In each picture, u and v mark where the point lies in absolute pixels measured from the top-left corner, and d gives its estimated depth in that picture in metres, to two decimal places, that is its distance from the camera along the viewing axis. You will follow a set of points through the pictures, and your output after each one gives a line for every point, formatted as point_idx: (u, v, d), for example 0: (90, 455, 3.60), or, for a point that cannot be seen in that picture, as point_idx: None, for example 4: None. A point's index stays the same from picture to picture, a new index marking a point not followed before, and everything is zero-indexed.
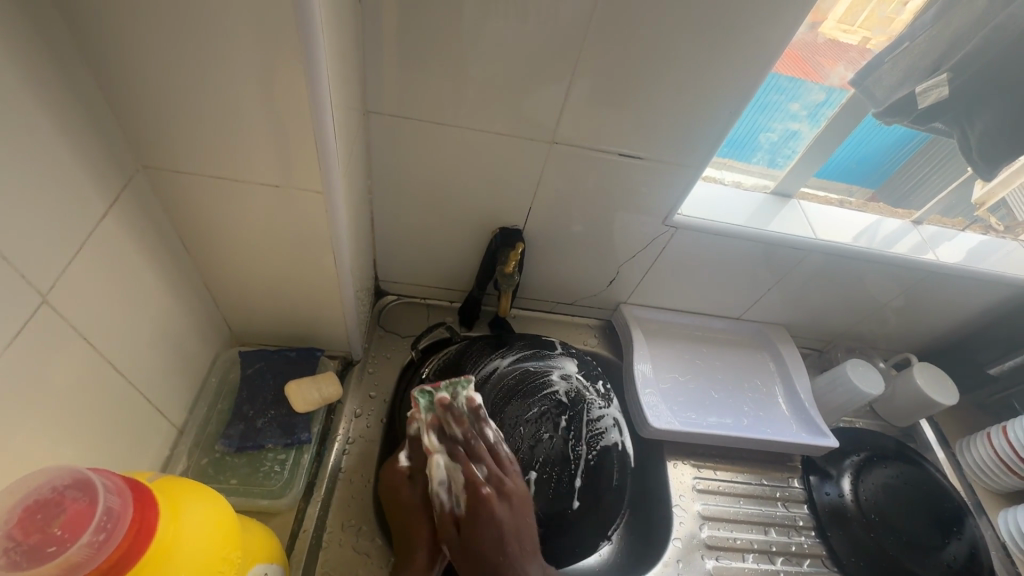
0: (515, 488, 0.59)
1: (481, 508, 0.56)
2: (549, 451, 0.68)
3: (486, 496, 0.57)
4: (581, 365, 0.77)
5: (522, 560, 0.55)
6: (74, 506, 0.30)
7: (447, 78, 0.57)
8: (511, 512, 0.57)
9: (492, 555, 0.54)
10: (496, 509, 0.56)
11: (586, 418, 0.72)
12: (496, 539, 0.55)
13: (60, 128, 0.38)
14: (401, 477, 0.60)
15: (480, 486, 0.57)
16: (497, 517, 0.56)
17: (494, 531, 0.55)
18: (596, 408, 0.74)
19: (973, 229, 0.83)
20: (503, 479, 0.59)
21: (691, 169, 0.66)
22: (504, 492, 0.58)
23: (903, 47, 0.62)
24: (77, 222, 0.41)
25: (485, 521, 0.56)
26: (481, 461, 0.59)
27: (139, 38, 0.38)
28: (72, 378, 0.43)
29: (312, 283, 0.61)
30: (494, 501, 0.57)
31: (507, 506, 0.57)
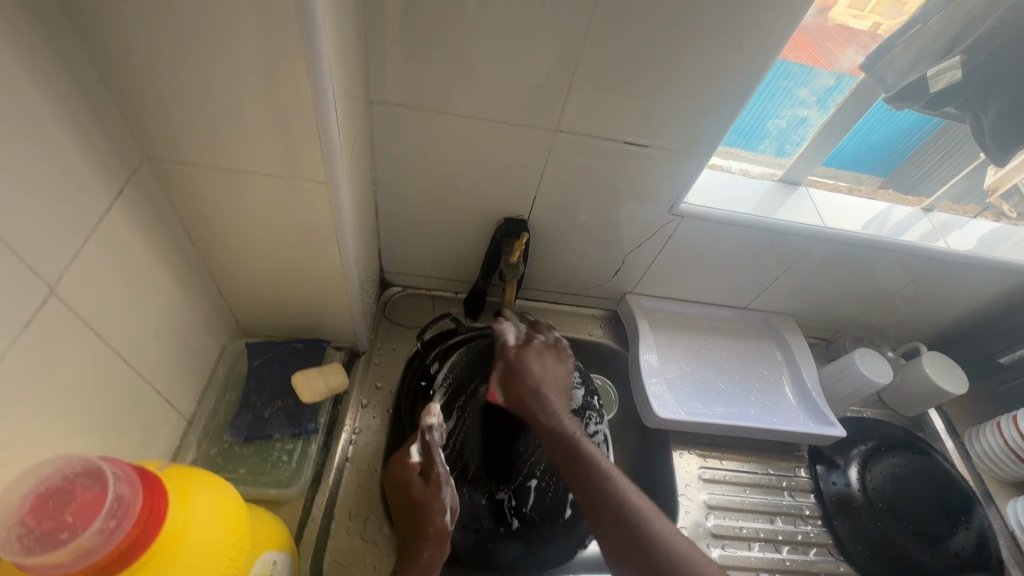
0: (562, 359, 0.71)
1: (531, 350, 0.70)
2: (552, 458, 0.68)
3: (537, 347, 0.70)
4: (582, 375, 0.75)
5: (550, 398, 0.66)
6: (84, 494, 0.31)
7: (450, 68, 0.57)
8: (556, 365, 0.70)
9: (528, 376, 0.67)
10: (545, 356, 0.70)
11: (583, 431, 0.70)
12: (539, 371, 0.68)
13: (63, 120, 0.38)
14: (412, 473, 0.60)
15: (534, 340, 0.71)
16: (545, 360, 0.69)
17: (538, 365, 0.68)
18: (593, 420, 0.72)
19: (984, 216, 0.82)
20: (552, 349, 0.71)
21: (697, 157, 0.65)
22: (551, 352, 0.71)
23: (914, 29, 0.61)
24: (83, 215, 0.41)
25: (533, 359, 0.69)
26: (540, 331, 0.73)
27: (141, 29, 0.38)
28: (81, 369, 0.43)
29: (317, 274, 0.61)
30: (543, 351, 0.70)
31: (551, 361, 0.70)
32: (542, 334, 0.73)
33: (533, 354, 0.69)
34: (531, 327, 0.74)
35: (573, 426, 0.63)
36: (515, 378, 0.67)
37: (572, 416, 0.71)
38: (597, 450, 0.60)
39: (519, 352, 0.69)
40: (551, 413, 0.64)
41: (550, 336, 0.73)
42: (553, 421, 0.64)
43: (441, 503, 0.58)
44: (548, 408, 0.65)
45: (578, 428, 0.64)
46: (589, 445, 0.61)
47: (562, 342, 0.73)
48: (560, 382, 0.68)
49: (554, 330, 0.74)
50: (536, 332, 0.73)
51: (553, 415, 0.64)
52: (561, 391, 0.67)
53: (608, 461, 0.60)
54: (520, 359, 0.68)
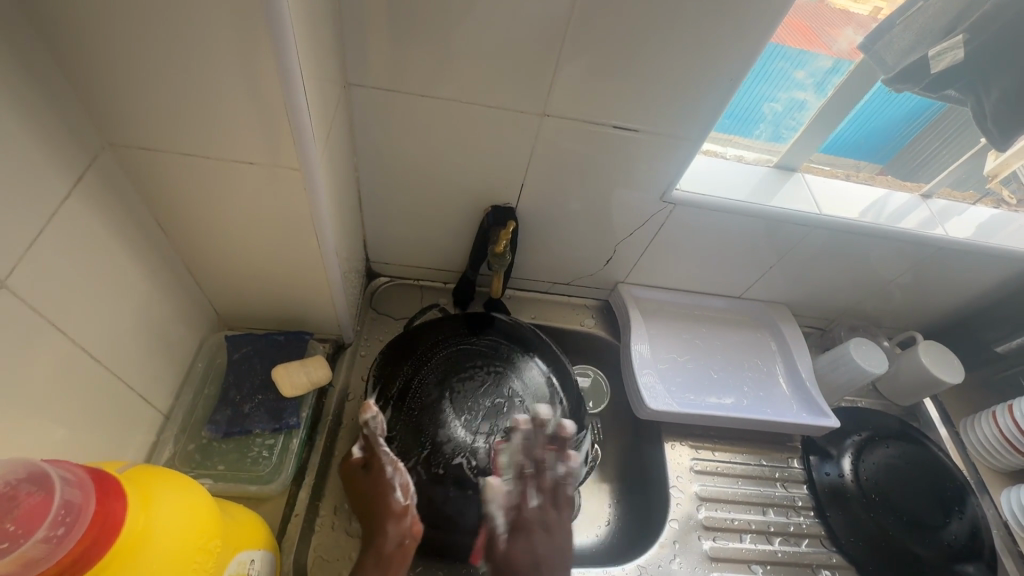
0: (560, 527, 0.62)
1: (523, 534, 0.60)
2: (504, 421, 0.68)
3: (532, 527, 0.60)
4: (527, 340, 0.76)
5: None
6: (28, 501, 0.29)
7: (430, 49, 0.54)
8: (551, 542, 0.60)
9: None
10: (536, 537, 0.60)
11: (536, 395, 0.71)
12: (530, 562, 0.58)
13: (11, 102, 0.36)
14: (353, 468, 0.60)
15: (530, 516, 0.61)
16: (535, 545, 0.59)
17: (527, 557, 0.58)
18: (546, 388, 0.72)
19: (984, 202, 0.80)
20: (553, 514, 0.62)
21: (688, 142, 0.63)
22: (551, 527, 0.61)
23: (915, 8, 0.58)
24: (37, 205, 0.39)
25: (525, 547, 0.59)
26: (540, 487, 0.63)
27: (92, 6, 0.36)
28: (44, 365, 0.41)
29: (296, 264, 0.59)
30: (535, 533, 0.60)
31: (548, 543, 0.60)
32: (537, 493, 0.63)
33: (525, 543, 0.59)
34: (529, 481, 0.63)
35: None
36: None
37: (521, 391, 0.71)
38: None
39: (508, 542, 0.59)
40: None
41: (550, 495, 0.63)
42: None
43: (390, 484, 0.59)
44: None
45: None
46: None
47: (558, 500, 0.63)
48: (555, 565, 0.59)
49: (563, 466, 0.64)
50: (531, 495, 0.62)
51: None
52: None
53: None
54: (507, 554, 0.58)
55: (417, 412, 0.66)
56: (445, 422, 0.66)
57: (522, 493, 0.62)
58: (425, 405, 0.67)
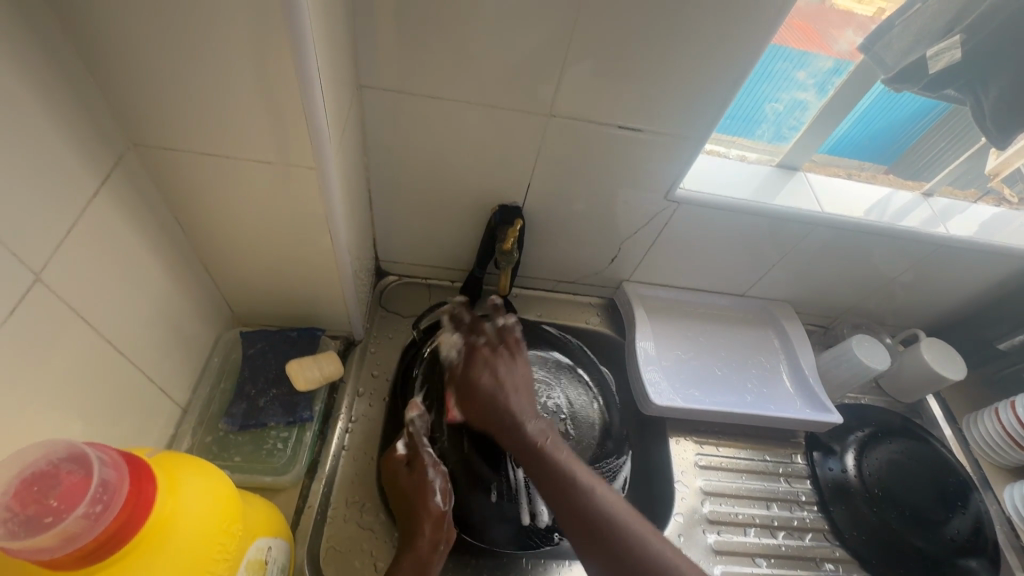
0: (514, 355, 0.67)
1: (478, 362, 0.67)
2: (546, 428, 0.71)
3: (483, 355, 0.67)
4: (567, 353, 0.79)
5: (502, 411, 0.62)
6: (69, 479, 0.31)
7: (440, 53, 0.56)
8: (507, 364, 0.66)
9: (479, 393, 0.64)
10: (494, 362, 0.66)
11: (576, 407, 0.74)
12: (488, 382, 0.64)
13: (45, 104, 0.38)
14: (397, 464, 0.62)
15: (479, 347, 0.68)
16: (494, 366, 0.66)
17: (487, 375, 0.65)
18: (584, 400, 0.75)
19: (985, 201, 0.81)
20: (501, 346, 0.68)
21: (692, 141, 0.65)
22: (499, 353, 0.67)
23: (913, 9, 0.60)
24: (68, 202, 0.41)
25: (480, 369, 0.66)
26: (482, 334, 0.70)
27: (123, 13, 0.38)
28: (73, 356, 0.43)
29: (310, 262, 0.61)
30: (490, 359, 0.66)
31: (504, 364, 0.66)
32: (482, 336, 0.70)
33: (480, 366, 0.66)
34: (472, 334, 0.71)
35: (538, 428, 0.61)
36: (466, 397, 0.65)
37: (567, 407, 0.74)
38: (561, 453, 0.58)
39: (466, 372, 0.67)
40: (518, 427, 0.61)
41: (494, 335, 0.69)
42: (518, 432, 0.61)
43: (431, 486, 0.60)
44: (512, 421, 0.61)
45: (542, 426, 0.61)
46: (556, 453, 0.58)
47: (506, 334, 0.68)
48: (516, 383, 0.64)
49: (499, 321, 0.69)
50: (479, 336, 0.70)
51: (514, 425, 0.61)
52: (522, 394, 0.64)
53: (579, 469, 0.57)
54: (468, 379, 0.66)
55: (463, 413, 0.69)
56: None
57: (468, 339, 0.71)
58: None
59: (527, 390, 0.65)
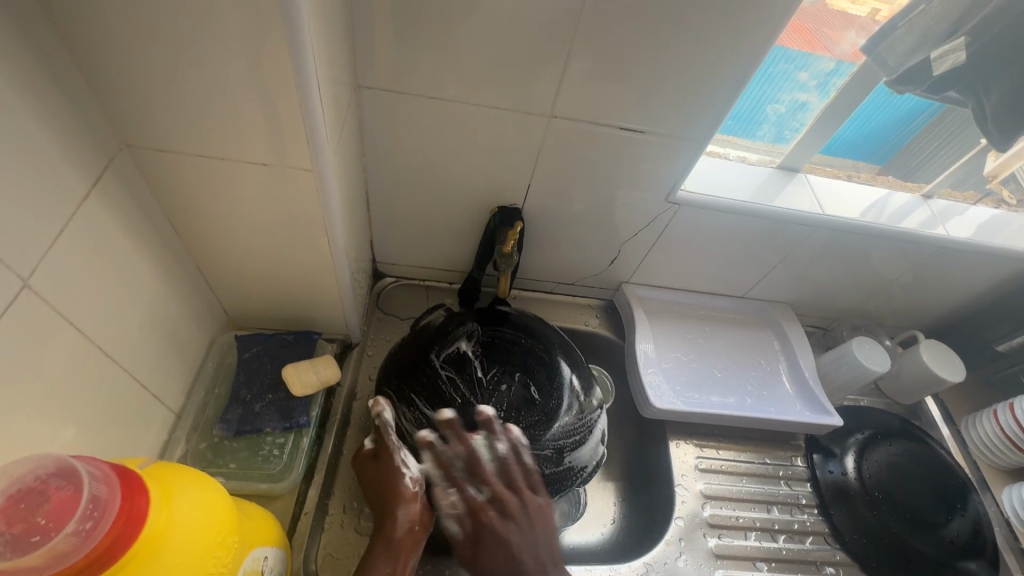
0: (525, 505, 0.60)
1: (487, 533, 0.58)
2: (511, 400, 0.70)
3: (493, 526, 0.58)
4: (530, 324, 0.77)
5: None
6: (57, 495, 0.30)
7: (439, 53, 0.55)
8: (521, 530, 0.58)
9: (495, 569, 0.56)
10: (504, 533, 0.58)
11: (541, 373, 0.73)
12: (503, 561, 0.56)
13: (33, 105, 0.37)
14: (365, 457, 0.62)
15: (485, 513, 0.59)
16: (506, 539, 0.57)
17: (500, 555, 0.57)
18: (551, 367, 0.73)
19: (984, 203, 0.81)
20: (509, 499, 0.60)
21: (694, 143, 0.64)
22: (509, 512, 0.59)
23: (918, 9, 0.59)
24: (57, 205, 0.40)
25: (491, 543, 0.57)
26: (482, 485, 0.61)
27: (114, 12, 0.37)
28: (63, 364, 0.42)
29: (307, 265, 0.60)
30: (499, 524, 0.58)
31: (519, 531, 0.58)
32: (484, 490, 0.60)
33: (491, 539, 0.58)
34: (472, 479, 0.61)
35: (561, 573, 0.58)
36: (481, 568, 0.57)
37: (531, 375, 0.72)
38: None
39: (475, 549, 0.58)
40: None
41: (496, 480, 0.61)
42: None
43: (399, 472, 0.60)
44: None
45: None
46: None
47: (514, 482, 0.61)
48: (532, 544, 0.57)
49: (497, 447, 0.62)
50: (478, 492, 0.60)
51: None
52: (541, 555, 0.57)
53: None
54: (478, 560, 0.57)
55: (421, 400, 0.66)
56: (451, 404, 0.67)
57: (466, 493, 0.60)
58: (431, 388, 0.68)
59: (546, 541, 0.58)
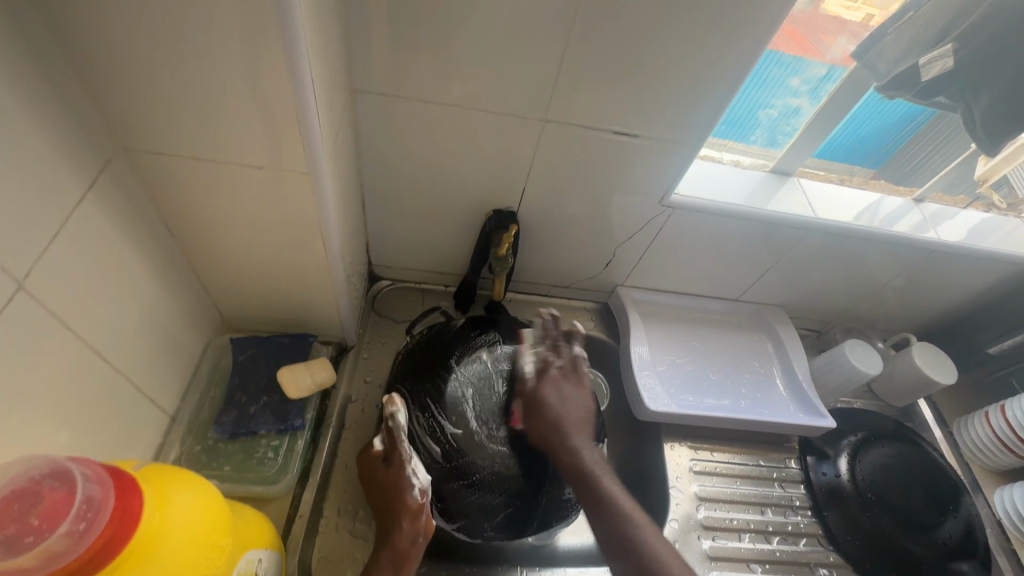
0: (580, 386, 0.66)
1: (546, 381, 0.65)
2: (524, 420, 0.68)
3: (554, 377, 0.65)
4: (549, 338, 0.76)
5: (563, 426, 0.62)
6: (51, 496, 0.30)
7: (435, 58, 0.56)
8: (575, 390, 0.65)
9: (546, 409, 0.63)
10: (561, 384, 0.65)
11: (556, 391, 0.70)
12: (557, 399, 0.63)
13: (29, 107, 0.37)
14: (375, 460, 0.61)
15: (552, 367, 0.66)
16: (561, 389, 0.64)
17: (554, 396, 0.64)
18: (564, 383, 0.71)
19: (974, 207, 0.82)
20: (572, 373, 0.66)
21: (687, 147, 0.64)
22: (569, 377, 0.66)
23: (908, 16, 0.60)
24: (52, 208, 0.40)
25: (551, 388, 0.64)
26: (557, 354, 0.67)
27: (112, 16, 0.37)
28: (57, 366, 0.42)
29: (302, 268, 0.60)
30: (558, 381, 0.65)
31: (571, 389, 0.65)
32: (560, 357, 0.67)
33: (550, 385, 0.64)
34: (551, 348, 0.68)
35: (593, 456, 0.59)
36: (535, 417, 0.63)
37: None
38: (619, 489, 0.56)
39: (536, 386, 0.65)
40: (572, 450, 0.60)
41: (569, 360, 0.67)
42: (573, 456, 0.59)
43: (408, 481, 0.59)
44: (570, 443, 0.60)
45: (597, 454, 0.60)
46: (607, 481, 0.56)
47: (579, 362, 0.67)
48: (579, 408, 0.64)
49: (574, 348, 0.68)
50: (553, 356, 0.67)
51: (572, 449, 0.60)
52: (578, 416, 0.63)
53: (640, 517, 0.53)
54: (536, 395, 0.64)
55: (436, 407, 0.67)
56: (462, 416, 0.67)
57: (543, 352, 0.68)
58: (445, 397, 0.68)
59: (588, 416, 0.64)
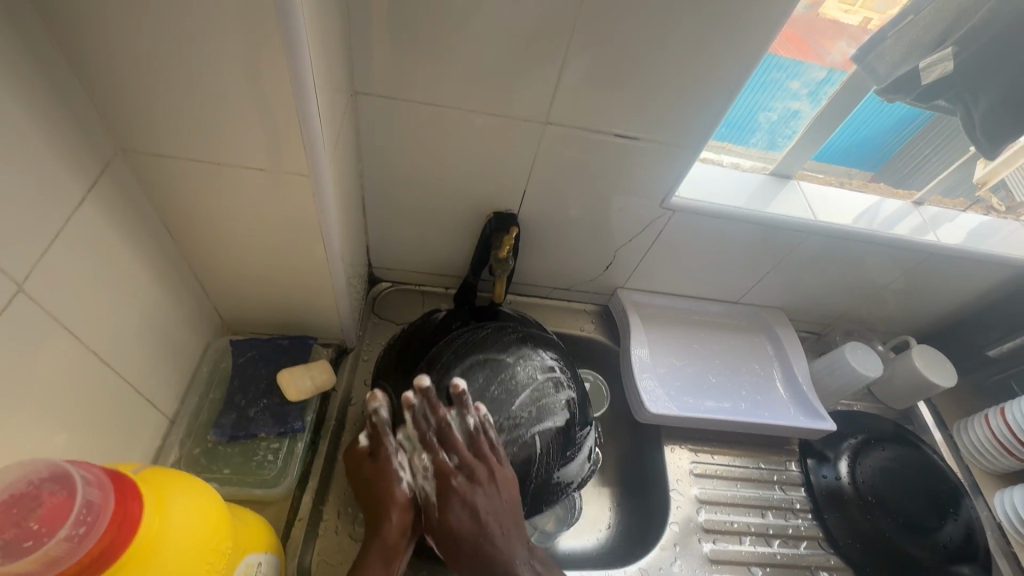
0: (493, 471, 0.56)
1: (451, 498, 0.54)
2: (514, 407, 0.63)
3: (457, 487, 0.54)
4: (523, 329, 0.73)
5: (487, 545, 0.52)
6: (51, 500, 0.30)
7: (436, 59, 0.56)
8: (486, 492, 0.55)
9: (461, 538, 0.53)
10: (471, 496, 0.54)
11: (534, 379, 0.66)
12: (470, 520, 0.53)
13: (29, 108, 0.37)
14: (360, 456, 0.59)
15: (450, 476, 0.55)
16: (472, 502, 0.54)
17: (466, 516, 0.53)
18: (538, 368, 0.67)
19: (974, 210, 0.82)
20: (476, 467, 0.56)
21: (687, 149, 0.64)
22: (476, 477, 0.55)
23: (907, 20, 0.60)
24: (52, 210, 0.40)
25: (456, 508, 0.54)
26: (450, 451, 0.56)
27: (112, 17, 0.37)
28: (56, 368, 0.42)
29: (302, 271, 0.60)
30: (467, 491, 0.54)
31: (483, 495, 0.54)
32: (452, 454, 0.56)
33: (457, 505, 0.54)
34: (442, 448, 0.57)
35: (531, 574, 0.51)
36: (453, 546, 0.53)
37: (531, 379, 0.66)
38: None
39: (440, 512, 0.54)
40: (507, 565, 0.51)
41: (467, 449, 0.57)
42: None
43: (396, 474, 0.56)
44: (503, 555, 0.52)
45: (534, 565, 0.52)
46: None
47: (479, 447, 0.57)
48: (502, 510, 0.54)
49: (467, 420, 0.58)
50: (446, 456, 0.56)
51: (506, 566, 0.51)
52: (504, 519, 0.54)
53: None
54: (442, 522, 0.54)
55: None
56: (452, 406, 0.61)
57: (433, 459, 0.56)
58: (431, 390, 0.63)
59: (513, 514, 0.55)
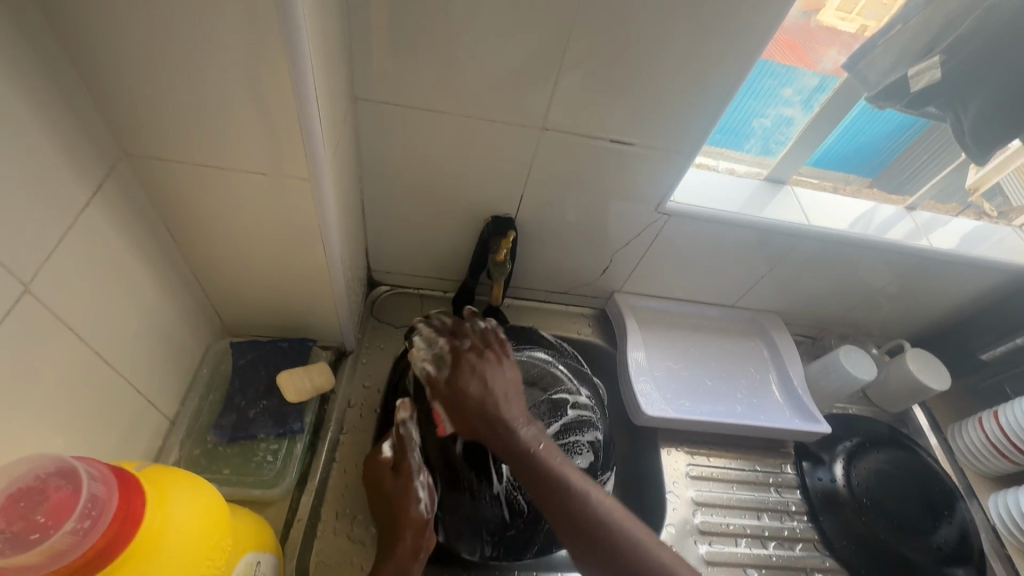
0: (501, 356, 0.65)
1: (462, 367, 0.63)
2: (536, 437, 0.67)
3: (469, 360, 0.63)
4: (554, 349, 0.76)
5: (490, 411, 0.59)
6: (57, 494, 0.31)
7: (434, 66, 0.57)
8: (494, 365, 0.63)
9: (468, 403, 0.60)
10: (480, 366, 0.63)
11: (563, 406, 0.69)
12: (477, 387, 0.61)
13: (36, 113, 0.37)
14: (381, 467, 0.62)
15: (462, 351, 0.64)
16: (481, 372, 0.62)
17: (475, 383, 0.61)
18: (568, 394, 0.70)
19: (966, 214, 0.83)
20: (486, 349, 0.65)
21: (682, 155, 0.65)
22: (486, 356, 0.64)
23: (895, 29, 0.61)
24: (57, 212, 0.40)
25: (466, 375, 0.62)
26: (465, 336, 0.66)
27: (118, 25, 0.38)
28: (59, 369, 0.43)
29: (302, 274, 0.61)
30: (477, 363, 0.63)
31: (491, 368, 0.63)
32: (465, 338, 0.66)
33: (468, 374, 0.62)
34: (454, 337, 0.66)
35: (530, 434, 0.58)
36: (459, 407, 0.60)
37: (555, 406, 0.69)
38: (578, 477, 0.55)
39: (452, 380, 0.62)
40: (508, 433, 0.58)
41: (479, 337, 0.66)
42: (509, 436, 0.58)
43: (415, 496, 0.60)
44: (504, 423, 0.58)
45: (533, 431, 0.58)
46: (554, 460, 0.56)
47: (490, 335, 0.66)
48: (508, 387, 0.62)
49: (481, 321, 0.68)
50: (461, 338, 0.66)
51: (507, 427, 0.58)
52: (508, 393, 0.61)
53: (600, 498, 0.53)
54: (454, 387, 0.61)
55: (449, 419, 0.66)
56: None
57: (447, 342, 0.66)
58: None
59: (516, 394, 0.62)
